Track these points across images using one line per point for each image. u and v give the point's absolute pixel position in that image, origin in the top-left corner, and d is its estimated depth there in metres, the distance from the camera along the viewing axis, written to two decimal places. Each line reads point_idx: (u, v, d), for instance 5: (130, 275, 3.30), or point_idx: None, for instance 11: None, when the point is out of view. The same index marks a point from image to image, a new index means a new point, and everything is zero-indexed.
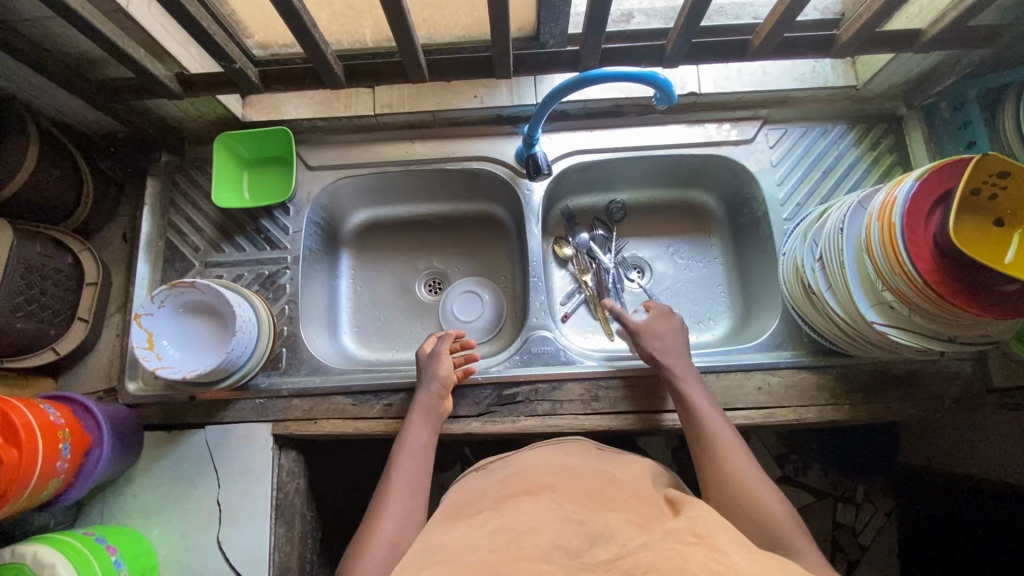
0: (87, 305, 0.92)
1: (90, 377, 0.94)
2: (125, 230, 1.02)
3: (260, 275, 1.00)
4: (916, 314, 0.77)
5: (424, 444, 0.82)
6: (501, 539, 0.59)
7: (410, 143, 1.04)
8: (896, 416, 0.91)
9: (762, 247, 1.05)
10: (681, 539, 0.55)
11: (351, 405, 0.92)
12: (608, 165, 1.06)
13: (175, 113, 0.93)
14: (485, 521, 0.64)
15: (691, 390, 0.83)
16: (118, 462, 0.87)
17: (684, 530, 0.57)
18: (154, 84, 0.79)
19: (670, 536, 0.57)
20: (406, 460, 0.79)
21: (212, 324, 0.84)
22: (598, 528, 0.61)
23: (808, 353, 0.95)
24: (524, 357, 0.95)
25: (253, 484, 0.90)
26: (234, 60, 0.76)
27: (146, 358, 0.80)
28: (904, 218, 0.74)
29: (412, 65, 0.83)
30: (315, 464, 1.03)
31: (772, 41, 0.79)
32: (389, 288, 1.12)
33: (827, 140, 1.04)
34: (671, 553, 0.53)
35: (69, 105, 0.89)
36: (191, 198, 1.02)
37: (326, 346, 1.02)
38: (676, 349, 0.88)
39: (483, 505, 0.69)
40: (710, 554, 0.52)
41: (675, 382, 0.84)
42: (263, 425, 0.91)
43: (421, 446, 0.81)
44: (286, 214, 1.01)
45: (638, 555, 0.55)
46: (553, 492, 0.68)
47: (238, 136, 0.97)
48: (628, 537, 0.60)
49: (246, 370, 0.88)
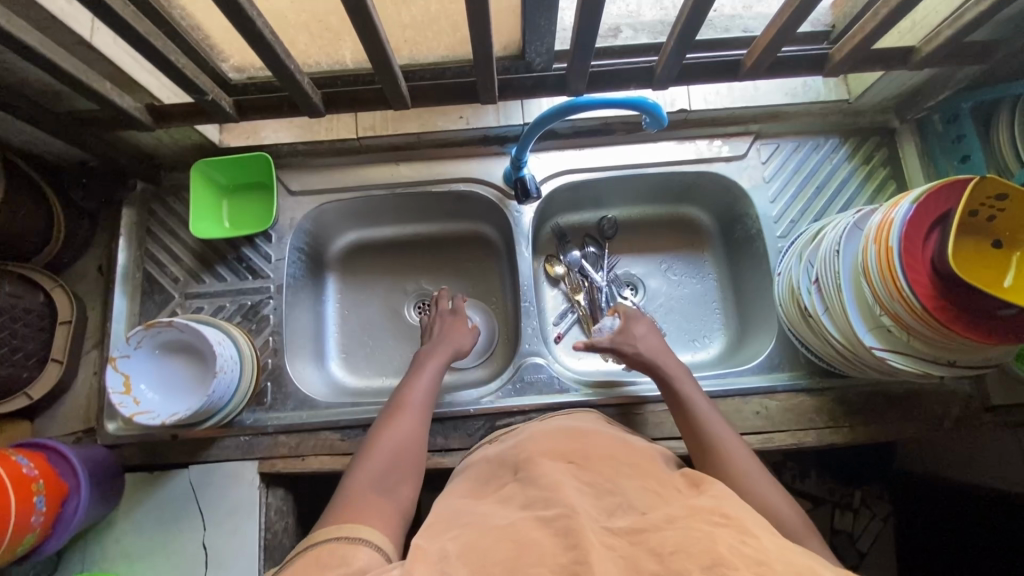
0: (61, 345, 0.89)
1: (67, 417, 0.90)
2: (101, 261, 0.98)
3: (243, 306, 0.97)
4: (915, 339, 0.75)
5: (420, 399, 0.81)
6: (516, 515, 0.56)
7: (396, 166, 1.01)
8: (895, 437, 0.90)
9: (756, 264, 1.03)
10: (705, 519, 0.51)
11: (340, 440, 0.89)
12: (599, 183, 1.04)
13: (148, 141, 0.90)
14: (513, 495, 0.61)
15: (687, 386, 0.81)
16: (98, 506, 0.83)
17: (711, 509, 0.53)
18: (124, 117, 0.76)
19: (696, 515, 0.52)
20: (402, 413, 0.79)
21: (193, 363, 0.82)
22: (616, 499, 0.57)
23: (805, 374, 0.93)
24: (517, 386, 0.92)
25: (239, 526, 0.87)
26: (207, 92, 0.73)
27: (123, 404, 0.77)
28: (901, 241, 0.72)
29: (393, 92, 0.80)
30: (305, 498, 1.00)
31: (765, 62, 0.77)
32: (377, 312, 1.09)
33: (819, 155, 1.02)
34: (697, 533, 0.49)
35: (36, 138, 0.85)
36: (169, 227, 0.98)
37: (313, 377, 0.99)
38: (662, 349, 0.87)
39: (507, 476, 0.67)
40: (739, 537, 0.48)
41: (669, 378, 0.82)
42: (250, 464, 0.88)
43: (416, 403, 0.81)
44: (268, 242, 0.98)
45: (665, 531, 0.50)
46: (571, 465, 0.63)
47: (215, 163, 0.94)
48: (650, 506, 0.56)
49: (229, 409, 0.85)
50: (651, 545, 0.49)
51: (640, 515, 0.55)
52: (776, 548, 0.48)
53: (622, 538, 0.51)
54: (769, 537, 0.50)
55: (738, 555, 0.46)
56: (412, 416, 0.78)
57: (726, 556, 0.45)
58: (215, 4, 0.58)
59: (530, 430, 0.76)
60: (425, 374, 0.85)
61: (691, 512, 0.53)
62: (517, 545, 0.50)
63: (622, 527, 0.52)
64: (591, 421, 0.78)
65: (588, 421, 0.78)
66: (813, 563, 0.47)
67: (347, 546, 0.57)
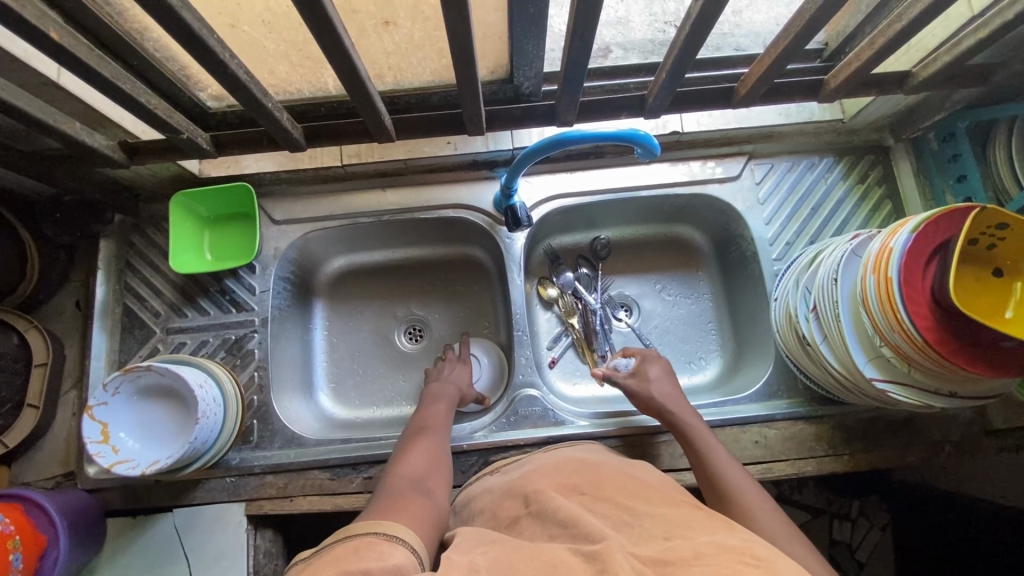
0: (37, 390, 0.85)
1: (45, 462, 0.87)
2: (79, 296, 0.95)
3: (226, 340, 0.94)
4: (916, 370, 0.74)
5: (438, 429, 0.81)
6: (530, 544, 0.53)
7: (382, 192, 0.98)
8: (895, 463, 0.89)
9: (752, 286, 1.01)
10: (736, 558, 0.47)
11: (329, 479, 0.86)
12: (591, 206, 1.02)
13: (126, 174, 0.87)
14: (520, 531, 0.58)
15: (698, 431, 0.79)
16: (78, 556, 0.80)
17: (740, 549, 0.49)
18: (95, 155, 0.73)
19: (725, 553, 0.48)
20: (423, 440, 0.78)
21: (174, 407, 0.79)
22: (637, 530, 0.54)
23: (804, 401, 0.92)
24: (511, 420, 0.90)
25: (227, 571, 0.84)
26: (182, 130, 0.70)
27: (101, 454, 0.74)
28: (901, 272, 0.70)
29: (376, 124, 0.77)
30: (296, 535, 0.98)
31: (758, 90, 0.76)
32: (366, 340, 1.06)
33: (814, 174, 1.01)
34: (725, 570, 0.45)
35: (6, 175, 0.82)
36: (150, 259, 0.95)
37: (301, 411, 0.97)
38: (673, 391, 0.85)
39: (515, 506, 0.63)
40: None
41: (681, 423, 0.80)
42: (237, 506, 0.86)
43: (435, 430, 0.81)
44: (252, 273, 0.95)
45: (693, 567, 0.46)
46: (581, 496, 0.61)
47: (195, 195, 0.91)
48: (679, 534, 0.52)
49: (214, 452, 0.82)
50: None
51: (662, 542, 0.51)
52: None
53: (649, 568, 0.47)
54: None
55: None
56: (433, 441, 0.79)
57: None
58: (186, 48, 0.55)
59: (540, 458, 0.74)
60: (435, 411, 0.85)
61: (723, 551, 0.48)
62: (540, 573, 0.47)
63: (648, 559, 0.48)
64: (595, 450, 0.76)
65: (593, 451, 0.76)
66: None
67: (382, 542, 0.54)
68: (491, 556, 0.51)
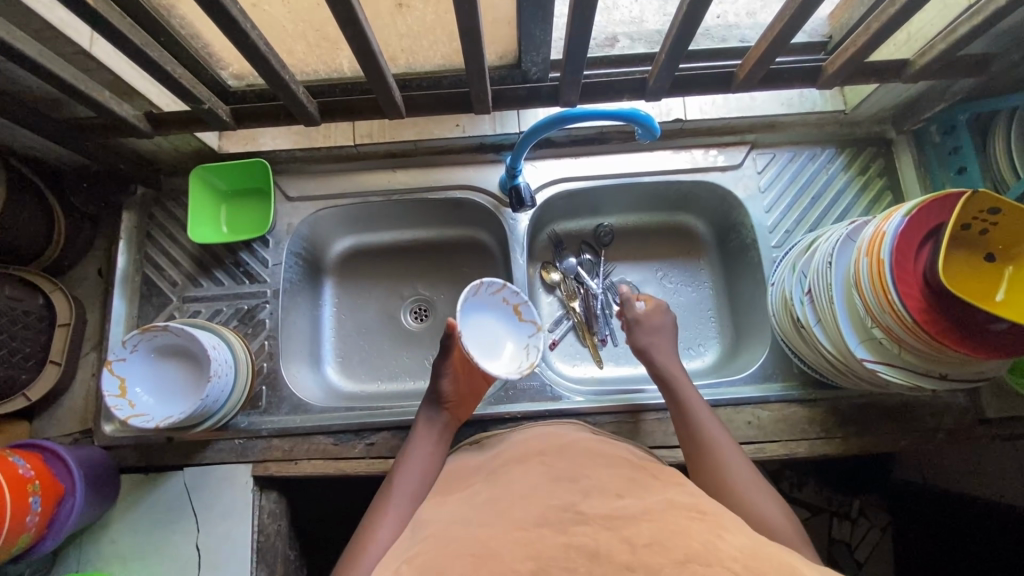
0: (59, 347, 0.90)
1: (65, 419, 0.92)
2: (101, 264, 0.99)
3: (239, 310, 0.98)
4: (906, 352, 0.75)
5: (409, 496, 0.72)
6: (491, 512, 0.58)
7: (392, 172, 1.02)
8: (886, 449, 0.90)
9: (751, 274, 1.03)
10: (682, 513, 0.54)
11: (332, 444, 0.90)
12: (594, 191, 1.04)
13: (150, 146, 0.92)
14: (478, 494, 0.64)
15: (685, 389, 0.80)
16: (91, 508, 0.84)
17: (689, 506, 0.56)
18: (122, 124, 0.77)
19: (672, 509, 0.55)
20: (385, 511, 0.69)
21: (188, 366, 0.83)
22: (587, 483, 0.61)
23: (798, 385, 0.93)
24: (510, 393, 0.93)
25: (233, 528, 0.87)
26: (204, 100, 0.74)
27: (118, 407, 0.79)
28: (893, 254, 0.72)
29: (387, 101, 0.80)
30: (299, 501, 1.01)
31: (758, 73, 0.77)
32: (373, 317, 1.09)
33: (815, 165, 1.02)
34: (673, 528, 0.52)
35: (39, 145, 0.87)
36: (169, 231, 0.99)
37: (309, 382, 1.00)
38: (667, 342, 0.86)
39: (477, 478, 0.68)
40: (713, 532, 0.51)
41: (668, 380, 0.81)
42: (244, 467, 0.89)
43: (405, 499, 0.71)
44: (265, 246, 0.99)
45: (642, 525, 0.52)
46: (542, 458, 0.67)
47: (214, 169, 0.95)
48: (624, 492, 0.59)
49: (223, 414, 0.86)
50: (626, 536, 0.51)
51: (612, 500, 0.57)
52: (747, 544, 0.50)
53: (594, 523, 0.54)
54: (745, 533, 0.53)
55: (712, 550, 0.48)
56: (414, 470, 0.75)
57: (699, 553, 0.48)
58: (211, 18, 0.59)
59: (516, 430, 0.80)
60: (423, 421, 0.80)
61: (670, 505, 0.56)
62: (476, 555, 0.51)
63: (595, 516, 0.55)
64: (582, 428, 0.80)
65: (579, 429, 0.80)
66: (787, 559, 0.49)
67: None
68: (417, 560, 0.53)
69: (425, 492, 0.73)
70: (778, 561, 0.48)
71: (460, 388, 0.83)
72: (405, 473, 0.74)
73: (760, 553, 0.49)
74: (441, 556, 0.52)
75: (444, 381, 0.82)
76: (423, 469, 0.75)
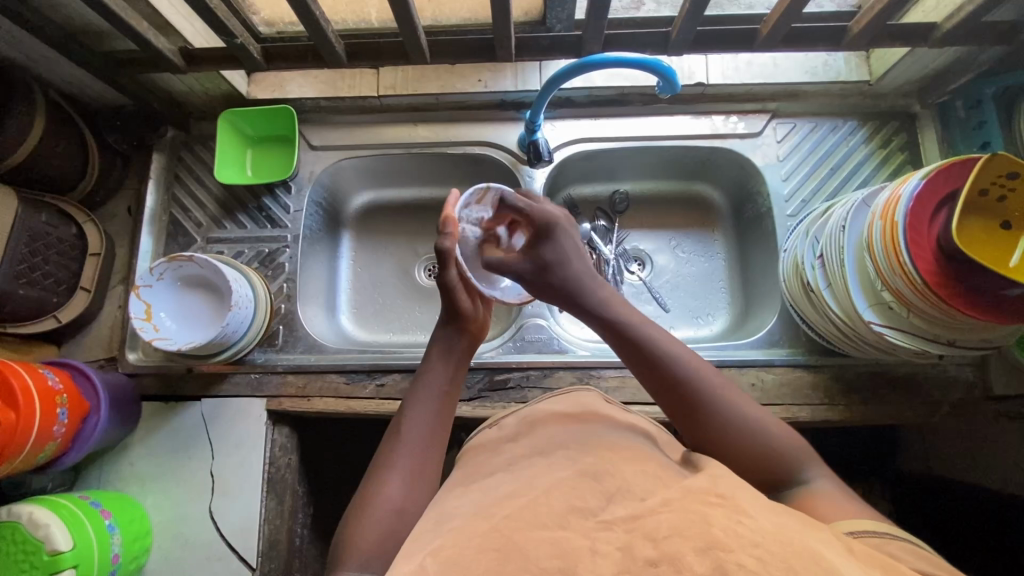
0: (89, 276, 0.95)
1: (92, 345, 0.96)
2: (130, 203, 1.03)
3: (260, 253, 1.00)
4: (915, 316, 0.75)
5: (423, 442, 0.64)
6: (513, 505, 0.48)
7: (413, 127, 1.04)
8: (889, 419, 0.90)
9: (765, 243, 1.03)
10: (698, 499, 0.44)
11: (344, 383, 0.93)
12: (611, 154, 1.05)
13: (180, 88, 0.95)
14: (498, 485, 0.55)
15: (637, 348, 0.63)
16: (115, 429, 0.88)
17: (702, 489, 0.45)
18: (158, 57, 0.81)
19: (689, 496, 0.45)
20: (397, 461, 0.62)
21: (209, 297, 0.89)
22: (614, 482, 0.49)
23: (804, 352, 0.94)
24: (518, 344, 0.95)
25: (245, 457, 0.91)
26: (236, 35, 0.77)
27: (143, 329, 0.84)
28: (907, 217, 0.71)
29: (414, 47, 0.82)
30: (309, 441, 1.04)
31: (780, 31, 0.78)
32: (389, 270, 1.12)
33: (837, 137, 1.01)
34: (690, 514, 0.42)
35: (77, 78, 0.91)
36: (195, 173, 1.03)
37: (324, 326, 1.03)
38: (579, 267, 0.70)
39: (500, 445, 0.66)
40: (734, 517, 0.41)
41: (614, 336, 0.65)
42: (259, 401, 0.92)
43: (422, 437, 0.64)
44: (288, 193, 1.02)
45: (661, 515, 0.43)
46: (566, 451, 0.57)
47: (241, 112, 0.98)
48: (649, 491, 0.48)
49: (242, 345, 0.91)
50: (646, 531, 0.41)
51: (638, 502, 0.46)
52: (771, 524, 0.41)
53: (617, 527, 0.43)
54: (766, 512, 0.43)
55: (733, 535, 0.40)
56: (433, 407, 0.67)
57: (722, 539, 0.39)
58: None
59: (532, 412, 0.72)
60: (435, 357, 0.71)
61: (687, 493, 0.45)
62: (500, 550, 0.42)
63: (618, 518, 0.44)
64: (592, 401, 0.72)
65: (592, 400, 0.73)
66: (815, 544, 0.40)
67: None
68: (442, 554, 0.43)
69: (438, 436, 0.65)
70: (807, 549, 0.39)
71: (479, 309, 0.76)
72: (419, 417, 0.66)
73: (791, 540, 0.40)
74: (468, 550, 0.43)
75: (462, 298, 0.73)
76: (434, 412, 0.66)
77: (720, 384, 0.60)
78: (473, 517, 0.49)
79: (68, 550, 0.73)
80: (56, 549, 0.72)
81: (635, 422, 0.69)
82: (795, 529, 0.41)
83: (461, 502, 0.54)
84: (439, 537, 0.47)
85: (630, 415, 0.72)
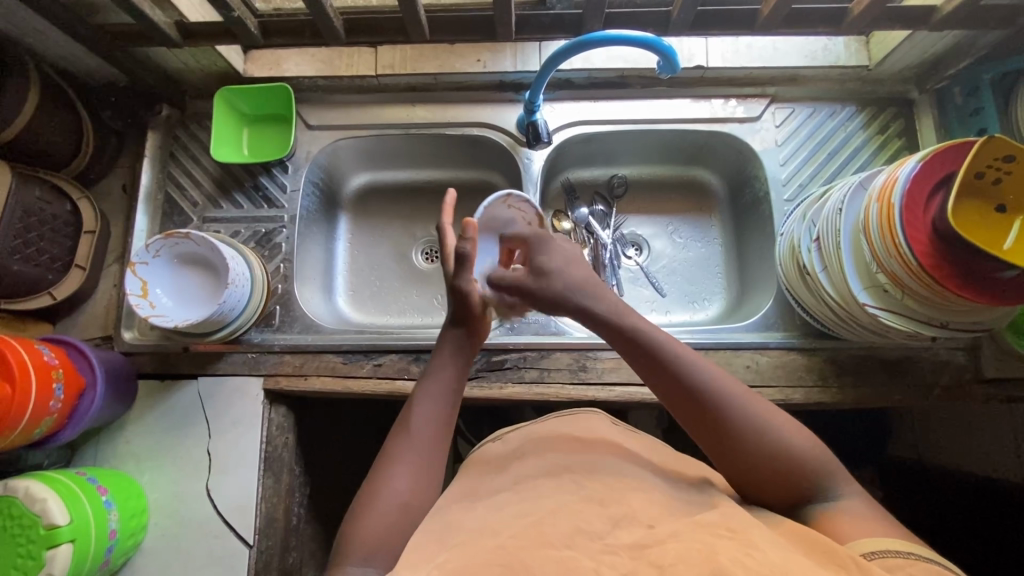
0: (84, 253, 0.94)
1: (87, 323, 0.96)
2: (125, 181, 1.02)
3: (257, 232, 1.00)
4: (909, 297, 0.75)
5: (431, 442, 0.63)
6: (522, 524, 0.50)
7: (411, 107, 1.03)
8: (883, 400, 0.91)
9: (762, 228, 1.04)
10: (710, 531, 0.46)
11: (341, 363, 0.93)
12: (610, 137, 1.05)
13: (175, 64, 0.95)
14: (506, 502, 0.56)
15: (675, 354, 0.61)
16: (111, 406, 0.88)
17: (716, 522, 0.48)
18: (154, 31, 0.80)
19: (702, 527, 0.47)
20: (403, 461, 0.61)
21: (207, 277, 0.89)
22: (621, 510, 0.51)
23: (799, 335, 0.95)
24: (514, 326, 0.96)
25: (243, 436, 0.91)
26: (233, 8, 0.77)
27: (139, 306, 0.84)
28: (904, 199, 0.72)
29: (413, 23, 0.81)
30: (307, 421, 1.05)
31: (780, 11, 0.78)
32: (386, 253, 1.11)
33: (835, 122, 1.01)
34: (700, 545, 0.44)
35: (72, 53, 0.90)
36: (191, 152, 1.02)
37: (321, 307, 1.03)
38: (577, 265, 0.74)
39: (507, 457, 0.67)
40: (743, 550, 0.43)
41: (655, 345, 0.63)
42: (256, 379, 0.92)
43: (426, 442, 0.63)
44: (285, 172, 1.01)
45: (668, 546, 0.45)
46: (574, 474, 0.58)
47: (238, 90, 0.97)
48: (656, 520, 0.49)
49: (239, 324, 0.91)
50: (652, 558, 0.44)
51: (646, 531, 0.48)
52: (781, 557, 0.43)
53: (624, 554, 0.45)
54: (782, 552, 0.44)
55: (740, 565, 0.41)
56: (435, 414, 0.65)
57: (727, 566, 0.41)
58: None
59: (537, 431, 0.71)
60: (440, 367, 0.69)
61: (700, 526, 0.47)
62: (506, 563, 0.44)
63: (623, 544, 0.46)
64: (600, 423, 0.72)
65: (600, 421, 0.72)
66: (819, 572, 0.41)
67: None
68: (450, 562, 0.45)
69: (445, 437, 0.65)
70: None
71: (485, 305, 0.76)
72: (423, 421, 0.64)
73: (796, 570, 0.41)
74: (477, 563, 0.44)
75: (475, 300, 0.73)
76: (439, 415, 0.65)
77: (732, 393, 0.59)
78: (483, 533, 0.50)
79: (64, 525, 0.73)
80: (53, 523, 0.72)
81: (642, 444, 0.68)
82: (799, 561, 0.43)
83: (470, 515, 0.56)
84: (446, 551, 0.48)
85: (639, 438, 0.72)
